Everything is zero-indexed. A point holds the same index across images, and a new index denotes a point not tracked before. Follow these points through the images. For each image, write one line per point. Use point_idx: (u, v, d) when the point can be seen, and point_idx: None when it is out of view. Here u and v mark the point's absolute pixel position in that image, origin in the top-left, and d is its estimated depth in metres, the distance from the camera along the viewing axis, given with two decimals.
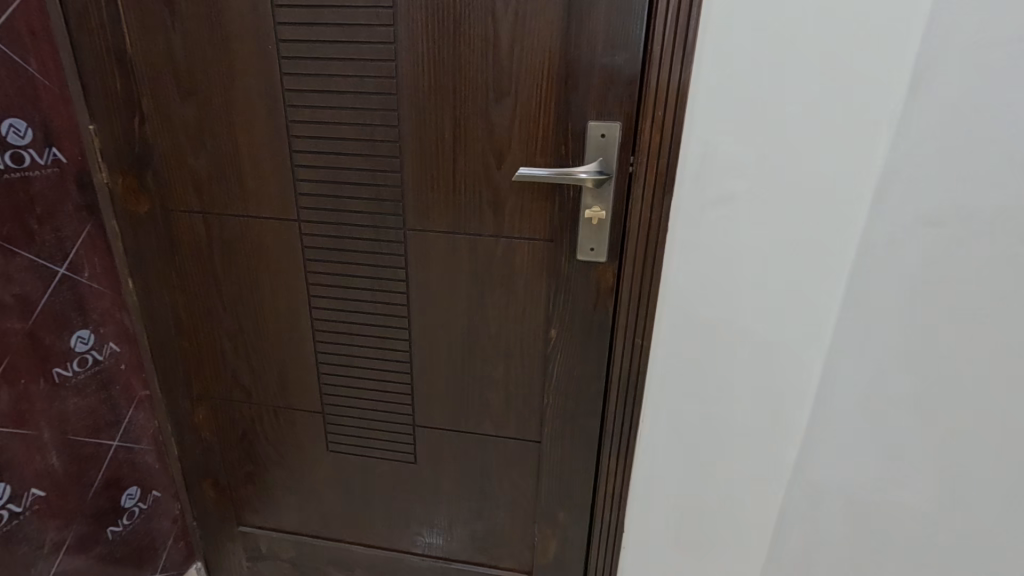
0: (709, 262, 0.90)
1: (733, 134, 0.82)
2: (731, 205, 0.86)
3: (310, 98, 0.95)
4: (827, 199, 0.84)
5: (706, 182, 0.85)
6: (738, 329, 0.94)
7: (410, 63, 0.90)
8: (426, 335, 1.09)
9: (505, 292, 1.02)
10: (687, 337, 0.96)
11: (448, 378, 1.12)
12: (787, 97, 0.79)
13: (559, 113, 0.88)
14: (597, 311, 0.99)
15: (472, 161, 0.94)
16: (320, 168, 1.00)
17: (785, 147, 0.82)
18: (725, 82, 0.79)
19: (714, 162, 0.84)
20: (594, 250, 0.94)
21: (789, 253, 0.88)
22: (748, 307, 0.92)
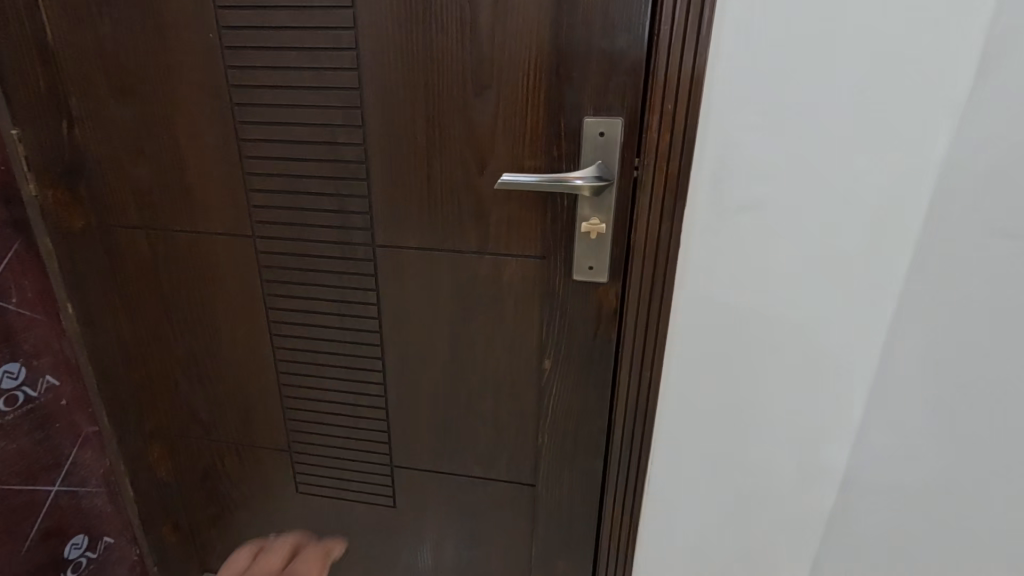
0: (729, 281, 0.76)
1: (759, 128, 0.68)
2: (755, 214, 0.72)
3: (260, 94, 0.82)
4: (871, 208, 0.70)
5: (725, 186, 0.71)
6: (764, 359, 0.80)
7: (375, 51, 0.76)
8: (403, 364, 0.96)
9: (490, 316, 0.88)
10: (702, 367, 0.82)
11: (428, 413, 0.98)
12: (824, 83, 0.65)
13: (550, 108, 0.74)
14: (599, 338, 0.85)
15: (450, 166, 0.80)
16: (276, 176, 0.86)
17: (820, 144, 0.68)
18: (748, 66, 0.66)
19: (735, 162, 0.70)
20: (593, 269, 0.80)
21: (824, 272, 0.74)
22: (775, 334, 0.79)
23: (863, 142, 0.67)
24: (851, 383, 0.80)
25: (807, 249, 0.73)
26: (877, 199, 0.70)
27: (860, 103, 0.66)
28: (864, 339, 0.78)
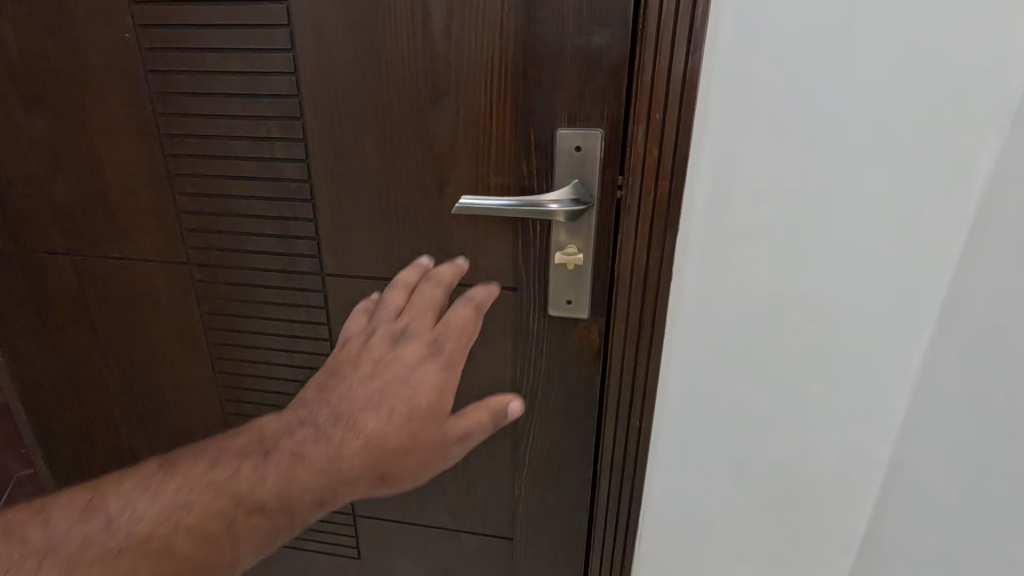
0: (728, 317, 0.65)
1: (763, 141, 0.57)
2: (759, 241, 0.61)
3: (188, 103, 0.71)
4: (894, 235, 0.59)
5: (724, 209, 0.60)
6: (770, 406, 0.69)
7: (313, 52, 0.65)
8: None
9: None
10: (700, 414, 0.71)
11: None
12: (842, 87, 0.54)
13: (518, 118, 0.63)
14: (580, 381, 0.74)
15: (405, 184, 0.69)
16: (210, 196, 0.76)
17: (837, 159, 0.57)
18: (752, 67, 0.55)
19: (735, 181, 0.59)
20: (571, 303, 0.69)
21: (841, 309, 0.63)
22: (784, 378, 0.68)
23: (887, 156, 0.56)
24: (872, 437, 0.69)
25: (820, 283, 0.62)
26: (903, 225, 0.59)
27: (884, 110, 0.55)
28: (888, 385, 0.66)
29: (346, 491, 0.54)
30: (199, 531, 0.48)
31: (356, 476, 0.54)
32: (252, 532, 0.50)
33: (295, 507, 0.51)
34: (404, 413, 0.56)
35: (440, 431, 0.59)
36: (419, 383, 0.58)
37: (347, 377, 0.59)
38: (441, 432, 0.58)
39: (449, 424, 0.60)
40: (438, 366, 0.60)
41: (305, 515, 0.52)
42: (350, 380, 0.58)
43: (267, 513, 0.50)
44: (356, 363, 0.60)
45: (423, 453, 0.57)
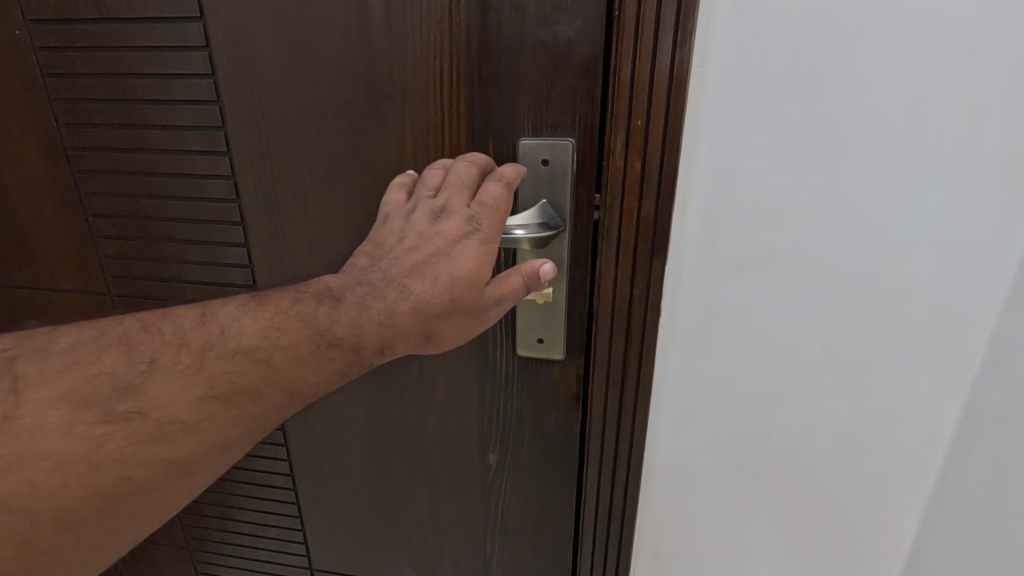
0: (726, 364, 0.55)
1: (767, 155, 0.47)
2: (763, 274, 0.51)
3: (94, 111, 0.61)
4: (928, 269, 0.49)
5: (721, 234, 0.50)
6: (779, 467, 0.58)
7: (231, 50, 0.55)
8: (313, 453, 0.75)
9: (416, 401, 0.67)
10: (697, 472, 0.60)
11: (349, 512, 0.77)
12: (865, 88, 0.44)
13: (474, 127, 0.52)
14: (557, 430, 0.64)
15: (345, 205, 0.58)
16: (127, 219, 0.65)
17: (858, 177, 0.47)
18: (754, 62, 0.44)
19: (734, 202, 0.49)
20: (543, 343, 0.59)
21: (863, 356, 0.52)
22: (796, 435, 0.57)
23: (922, 174, 0.46)
24: (902, 511, 0.58)
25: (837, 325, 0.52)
26: (941, 257, 0.48)
27: (917, 117, 0.44)
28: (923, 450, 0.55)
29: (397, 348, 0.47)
30: (290, 351, 0.45)
31: (410, 324, 0.46)
32: (331, 364, 0.46)
33: (356, 356, 0.47)
34: (446, 289, 0.46)
35: (485, 304, 0.47)
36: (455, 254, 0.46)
37: (391, 244, 0.48)
38: (484, 305, 0.47)
39: (490, 302, 0.47)
40: (483, 241, 0.47)
41: (372, 360, 0.48)
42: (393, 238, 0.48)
43: (341, 356, 0.46)
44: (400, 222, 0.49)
45: (469, 323, 0.48)
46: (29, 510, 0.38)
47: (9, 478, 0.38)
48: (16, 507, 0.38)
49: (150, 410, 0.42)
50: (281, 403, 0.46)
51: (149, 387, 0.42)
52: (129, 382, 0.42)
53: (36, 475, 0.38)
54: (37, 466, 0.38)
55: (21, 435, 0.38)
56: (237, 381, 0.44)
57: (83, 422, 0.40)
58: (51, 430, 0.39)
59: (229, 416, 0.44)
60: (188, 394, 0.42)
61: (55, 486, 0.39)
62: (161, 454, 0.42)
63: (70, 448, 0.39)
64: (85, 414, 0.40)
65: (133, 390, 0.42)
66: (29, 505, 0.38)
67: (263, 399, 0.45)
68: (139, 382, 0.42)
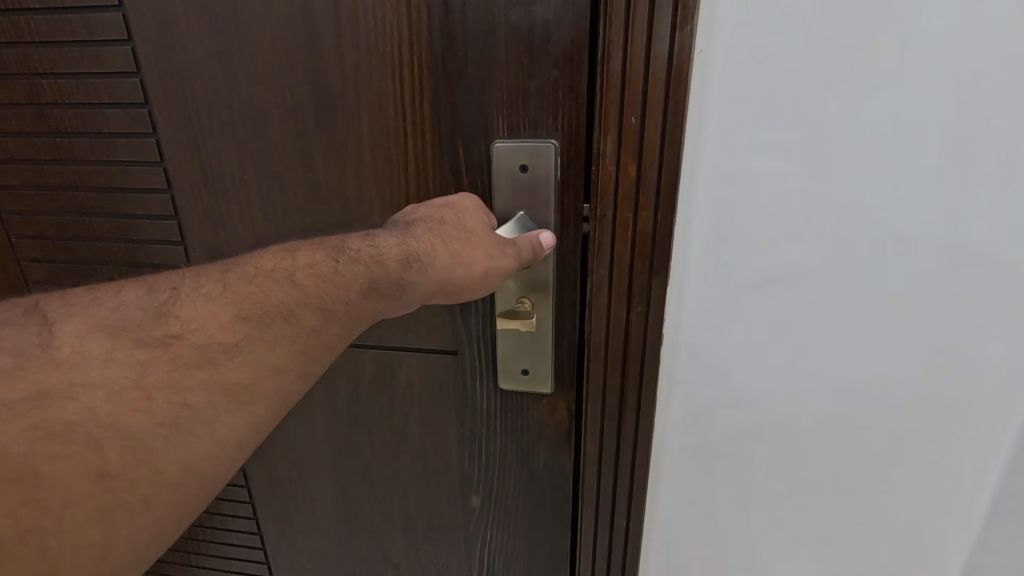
0: (736, 400, 0.47)
1: (783, 157, 0.39)
2: (779, 297, 0.43)
3: (7, 118, 0.53)
4: (975, 293, 0.41)
5: (730, 249, 0.42)
6: (798, 516, 0.51)
7: (153, 43, 0.47)
8: (277, 496, 0.67)
9: (388, 438, 0.59)
10: (708, 519, 0.52)
11: (320, 560, 0.69)
12: (902, 76, 0.36)
13: (440, 128, 0.45)
14: (547, 474, 0.56)
15: (297, 221, 0.50)
16: (55, 241, 0.58)
17: (892, 182, 0.39)
18: (768, 44, 0.37)
19: (744, 213, 0.41)
20: (528, 374, 0.51)
21: (896, 392, 0.45)
22: (818, 480, 0.49)
23: (969, 179, 0.38)
24: (940, 564, 0.50)
25: (867, 354, 0.44)
26: (991, 280, 0.40)
27: (966, 110, 0.37)
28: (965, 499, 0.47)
29: (422, 278, 0.39)
30: (315, 275, 0.36)
31: (428, 244, 0.40)
32: (360, 285, 0.37)
33: (383, 276, 0.38)
34: (456, 223, 0.42)
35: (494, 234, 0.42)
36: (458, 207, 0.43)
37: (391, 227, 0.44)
38: (494, 246, 0.41)
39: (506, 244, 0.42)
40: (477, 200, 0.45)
41: (404, 277, 0.38)
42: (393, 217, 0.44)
43: (368, 271, 0.37)
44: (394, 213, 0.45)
45: (483, 265, 0.40)
46: (90, 444, 0.28)
47: (56, 407, 0.28)
48: (77, 442, 0.28)
49: (187, 333, 0.32)
50: (326, 333, 0.36)
51: (182, 309, 0.33)
52: (158, 307, 0.33)
53: (85, 407, 0.29)
54: (84, 395, 0.29)
55: (53, 366, 0.29)
56: (272, 301, 0.34)
57: (123, 347, 0.31)
58: (92, 357, 0.30)
59: (277, 338, 0.34)
60: (223, 316, 0.33)
61: (111, 415, 0.29)
62: (213, 378, 0.32)
63: (114, 373, 0.30)
64: (121, 340, 0.31)
65: (167, 314, 0.32)
66: (91, 438, 0.29)
67: (306, 324, 0.35)
68: (166, 305, 0.33)
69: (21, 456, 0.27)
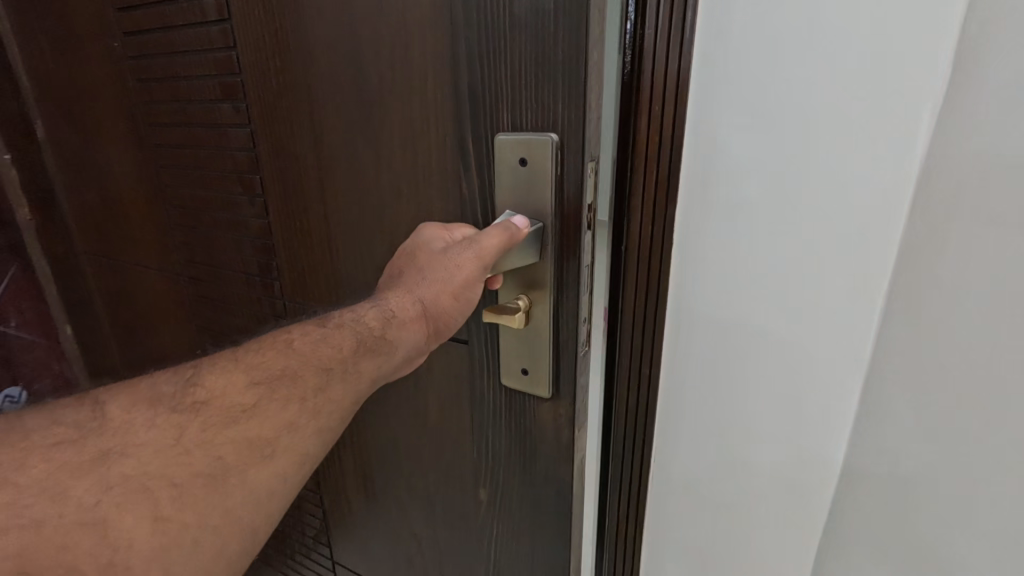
0: (731, 344, 0.52)
1: (770, 118, 0.44)
2: (768, 249, 0.48)
3: (162, 111, 0.67)
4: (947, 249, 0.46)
5: (720, 205, 0.48)
6: (807, 453, 0.53)
7: (250, 49, 0.56)
8: (335, 465, 0.74)
9: (417, 432, 0.62)
10: (714, 466, 0.57)
11: (367, 530, 0.75)
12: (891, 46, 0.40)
13: (453, 121, 0.46)
14: (547, 480, 0.53)
15: (346, 200, 0.56)
16: (189, 209, 0.71)
17: (892, 135, 0.42)
18: (752, 28, 0.43)
19: (735, 174, 0.47)
20: (527, 375, 0.49)
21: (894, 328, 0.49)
22: (826, 414, 0.52)
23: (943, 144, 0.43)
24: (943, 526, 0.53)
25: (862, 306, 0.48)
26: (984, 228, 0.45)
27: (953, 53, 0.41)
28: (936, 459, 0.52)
29: (401, 330, 0.46)
30: (305, 339, 0.44)
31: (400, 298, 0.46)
32: (349, 343, 0.44)
33: (367, 332, 0.45)
34: (414, 266, 0.48)
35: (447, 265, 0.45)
36: (425, 243, 0.48)
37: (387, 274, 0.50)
38: (444, 271, 0.45)
39: (448, 256, 0.45)
40: (444, 230, 0.48)
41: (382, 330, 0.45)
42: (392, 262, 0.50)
43: (353, 331, 0.45)
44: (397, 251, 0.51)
45: (448, 291, 0.45)
46: (144, 492, 0.35)
47: (115, 466, 0.35)
48: (135, 490, 0.35)
49: (211, 398, 0.39)
50: (332, 388, 0.43)
51: (203, 378, 0.40)
52: (185, 379, 0.40)
53: (135, 461, 0.36)
54: (135, 451, 0.36)
55: (108, 433, 0.37)
56: (279, 365, 0.42)
57: (163, 414, 0.38)
58: (139, 425, 0.37)
59: (288, 395, 0.41)
60: (240, 382, 0.41)
61: (154, 466, 0.36)
62: (239, 436, 0.39)
63: (155, 435, 0.37)
64: (159, 408, 0.38)
65: (192, 383, 0.40)
66: (144, 488, 0.35)
67: (312, 381, 0.42)
68: (193, 375, 0.41)
69: (93, 505, 0.34)
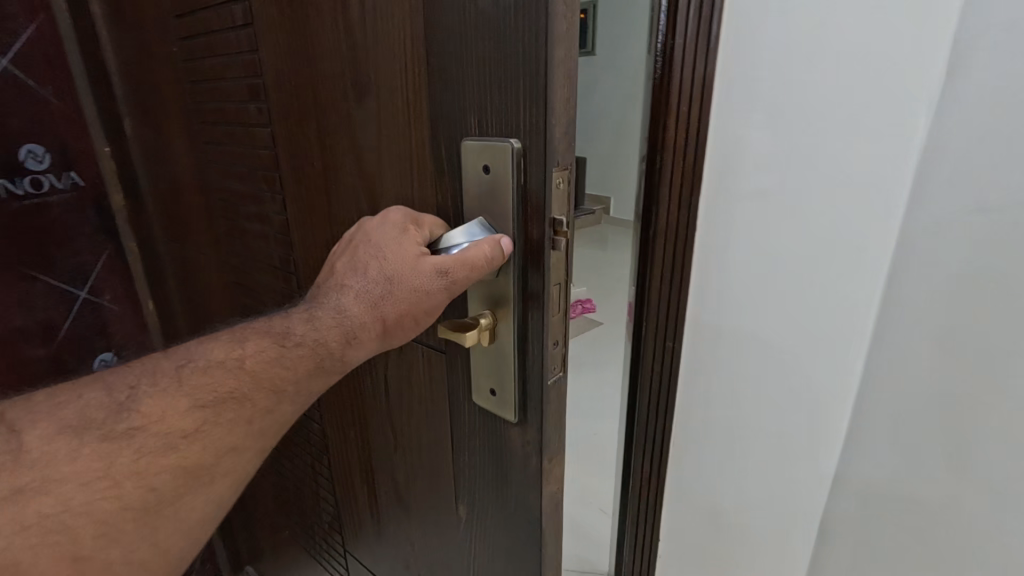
0: (740, 303, 0.66)
1: (774, 127, 0.58)
2: (770, 228, 0.62)
3: (207, 110, 0.73)
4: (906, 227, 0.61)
5: (735, 193, 0.61)
6: (803, 378, 0.69)
7: (268, 51, 0.58)
8: (343, 457, 0.75)
9: (407, 436, 0.62)
10: (727, 401, 0.72)
11: (369, 524, 0.76)
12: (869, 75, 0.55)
13: (427, 123, 0.44)
14: (518, 507, 0.50)
15: (344, 200, 0.56)
16: (230, 201, 0.76)
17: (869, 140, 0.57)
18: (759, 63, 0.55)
19: (748, 170, 0.60)
20: (495, 396, 0.46)
21: (872, 278, 0.63)
22: (827, 350, 0.66)
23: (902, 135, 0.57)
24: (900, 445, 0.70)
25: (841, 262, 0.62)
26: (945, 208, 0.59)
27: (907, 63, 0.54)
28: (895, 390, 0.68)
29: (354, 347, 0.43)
30: (260, 359, 0.41)
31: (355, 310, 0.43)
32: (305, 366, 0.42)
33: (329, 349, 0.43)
34: (372, 272, 0.43)
35: (432, 277, 0.41)
36: (383, 244, 0.43)
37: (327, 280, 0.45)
38: (431, 282, 0.41)
39: (429, 266, 0.41)
40: (403, 231, 0.43)
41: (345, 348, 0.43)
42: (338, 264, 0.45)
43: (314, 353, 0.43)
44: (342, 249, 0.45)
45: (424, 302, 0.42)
46: (63, 530, 0.35)
47: (34, 504, 0.34)
48: (55, 530, 0.34)
49: (148, 423, 0.38)
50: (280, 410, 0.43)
51: (141, 404, 0.39)
52: (119, 403, 0.38)
53: (58, 499, 0.34)
54: (56, 487, 0.35)
55: (26, 469, 0.34)
56: (228, 388, 0.40)
57: (92, 444, 0.36)
58: (60, 456, 0.35)
59: (233, 420, 0.41)
60: (180, 406, 0.39)
61: (80, 502, 0.35)
62: (176, 464, 0.39)
63: (84, 467, 0.36)
64: (87, 436, 0.37)
65: (128, 408, 0.38)
66: (62, 526, 0.35)
67: (260, 405, 0.41)
68: (127, 400, 0.39)
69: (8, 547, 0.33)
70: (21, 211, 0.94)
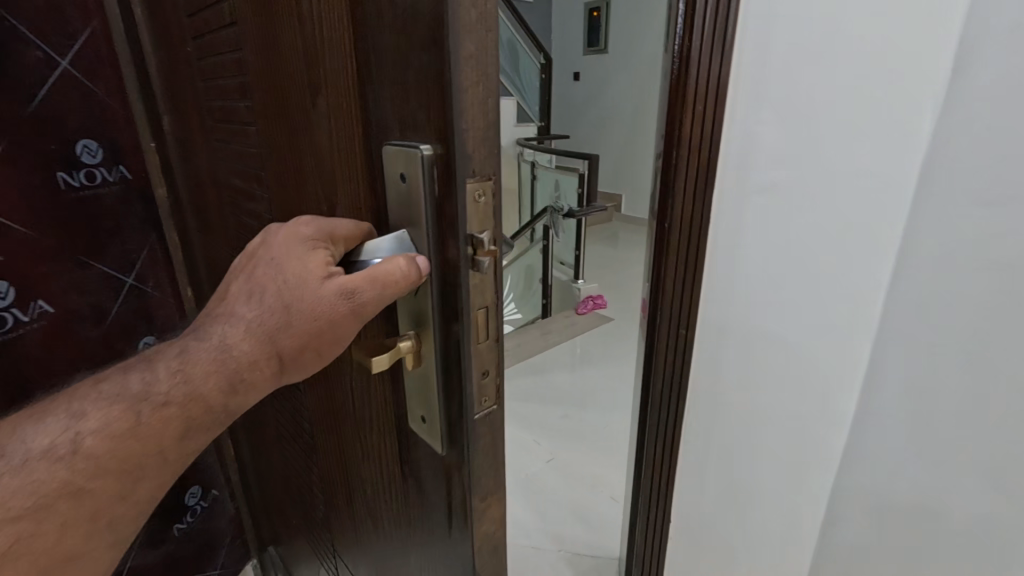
0: (751, 273, 0.78)
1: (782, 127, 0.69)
2: (776, 209, 0.74)
3: (213, 109, 0.74)
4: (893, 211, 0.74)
5: (746, 179, 0.73)
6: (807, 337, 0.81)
7: (248, 49, 0.58)
8: (326, 458, 0.75)
9: (369, 447, 0.59)
10: (741, 357, 0.84)
11: (349, 528, 0.75)
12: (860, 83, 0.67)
13: (361, 125, 0.41)
14: (454, 545, 0.46)
15: (308, 201, 0.55)
16: (234, 198, 0.78)
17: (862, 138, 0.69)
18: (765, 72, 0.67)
19: (758, 162, 0.71)
20: (425, 423, 0.43)
21: (863, 251, 0.76)
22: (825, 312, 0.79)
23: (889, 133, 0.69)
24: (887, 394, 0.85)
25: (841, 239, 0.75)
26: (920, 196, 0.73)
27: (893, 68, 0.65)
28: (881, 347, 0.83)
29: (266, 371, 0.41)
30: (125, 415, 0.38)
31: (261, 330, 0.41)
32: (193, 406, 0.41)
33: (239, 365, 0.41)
34: (279, 292, 0.41)
35: (338, 297, 0.39)
36: (286, 262, 0.40)
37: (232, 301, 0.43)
38: (338, 303, 0.39)
39: (335, 287, 0.39)
40: (306, 247, 0.40)
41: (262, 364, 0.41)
42: (243, 285, 0.43)
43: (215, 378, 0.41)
44: (244, 272, 0.43)
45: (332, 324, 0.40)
46: None
47: None
48: None
49: None
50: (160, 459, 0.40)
51: None
52: None
53: None
54: None
55: None
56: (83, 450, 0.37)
57: None
58: None
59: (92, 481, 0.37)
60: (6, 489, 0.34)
61: None
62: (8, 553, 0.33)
63: None
64: None
65: None
66: None
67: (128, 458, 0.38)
68: None
69: None
70: (74, 202, 1.01)
